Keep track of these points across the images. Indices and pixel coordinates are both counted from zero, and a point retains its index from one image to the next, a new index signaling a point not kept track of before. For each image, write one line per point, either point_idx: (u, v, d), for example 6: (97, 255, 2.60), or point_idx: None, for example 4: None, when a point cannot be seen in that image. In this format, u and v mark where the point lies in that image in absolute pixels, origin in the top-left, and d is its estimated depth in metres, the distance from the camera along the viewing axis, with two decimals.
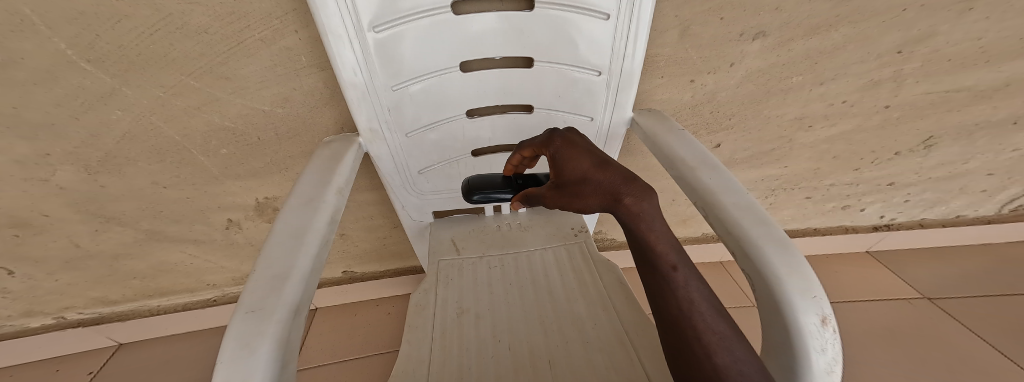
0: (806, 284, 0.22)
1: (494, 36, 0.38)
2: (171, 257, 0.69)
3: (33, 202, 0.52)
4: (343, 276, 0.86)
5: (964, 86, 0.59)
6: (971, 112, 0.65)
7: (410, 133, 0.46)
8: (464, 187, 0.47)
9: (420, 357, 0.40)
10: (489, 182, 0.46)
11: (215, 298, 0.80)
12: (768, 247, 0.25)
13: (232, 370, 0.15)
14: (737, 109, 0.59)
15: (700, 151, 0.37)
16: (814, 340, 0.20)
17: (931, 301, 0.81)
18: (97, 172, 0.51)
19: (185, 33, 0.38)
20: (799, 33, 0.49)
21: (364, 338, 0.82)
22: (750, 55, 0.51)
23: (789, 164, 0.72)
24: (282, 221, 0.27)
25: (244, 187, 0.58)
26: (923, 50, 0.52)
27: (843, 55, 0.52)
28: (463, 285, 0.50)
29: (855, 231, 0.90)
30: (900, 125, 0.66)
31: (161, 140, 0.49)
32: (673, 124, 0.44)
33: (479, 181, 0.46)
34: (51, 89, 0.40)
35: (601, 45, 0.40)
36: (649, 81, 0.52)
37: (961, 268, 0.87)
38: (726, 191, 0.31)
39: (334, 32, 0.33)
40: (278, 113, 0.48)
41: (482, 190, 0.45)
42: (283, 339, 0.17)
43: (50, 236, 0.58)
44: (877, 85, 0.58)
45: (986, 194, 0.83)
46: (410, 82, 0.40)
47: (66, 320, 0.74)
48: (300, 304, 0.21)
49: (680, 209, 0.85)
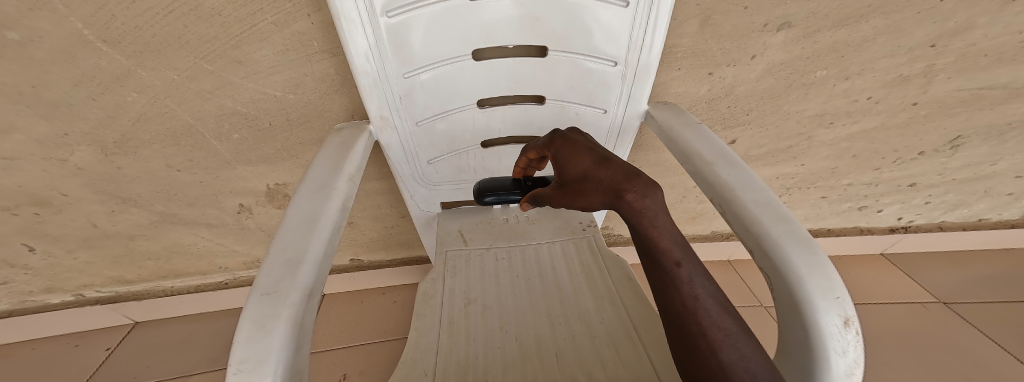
0: (828, 285, 0.21)
1: (508, 25, 0.37)
2: (184, 239, 0.70)
3: (53, 181, 0.54)
4: (351, 263, 0.87)
5: (999, 84, 0.57)
6: (1002, 111, 0.62)
7: (420, 122, 0.45)
8: (477, 189, 0.47)
9: (427, 345, 0.40)
10: (500, 183, 0.46)
11: (226, 281, 0.81)
12: (789, 245, 0.24)
13: (249, 349, 0.15)
14: (756, 105, 0.57)
15: (719, 146, 0.36)
16: (835, 342, 0.20)
17: (947, 305, 0.79)
18: (113, 153, 0.52)
19: (198, 15, 0.38)
20: (826, 24, 0.47)
21: (371, 325, 0.83)
22: (773, 47, 0.49)
23: (805, 162, 0.70)
24: (293, 208, 0.26)
25: (255, 173, 0.59)
26: (958, 43, 0.50)
27: (872, 48, 0.50)
28: (470, 276, 0.51)
29: (870, 233, 0.88)
30: (926, 124, 0.63)
31: (175, 123, 0.49)
32: (689, 117, 0.43)
33: (490, 182, 0.46)
34: (68, 69, 0.40)
35: (617, 34, 0.38)
36: (665, 72, 0.50)
37: (979, 273, 0.85)
38: (745, 187, 0.30)
39: (346, 17, 0.32)
40: (290, 98, 0.48)
41: (494, 191, 0.45)
42: (298, 321, 0.17)
43: (69, 216, 0.59)
44: (906, 80, 0.55)
45: (1011, 197, 0.80)
46: (422, 69, 0.39)
47: (84, 297, 0.76)
48: (313, 289, 0.21)
49: (690, 205, 0.83)
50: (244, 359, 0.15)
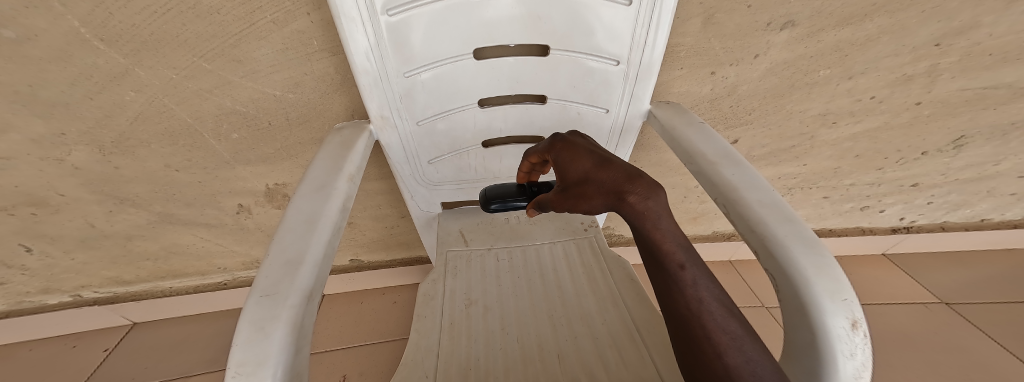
0: (835, 286, 0.21)
1: (510, 24, 0.37)
2: (182, 240, 0.69)
3: (50, 181, 0.53)
4: (351, 264, 0.87)
5: (1003, 83, 0.57)
6: (1006, 111, 0.62)
7: (421, 122, 0.45)
8: (482, 196, 0.46)
9: (428, 347, 0.40)
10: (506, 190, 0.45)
11: (225, 282, 0.80)
12: (794, 246, 0.24)
13: (248, 352, 0.15)
14: (759, 104, 0.57)
15: (722, 145, 0.35)
16: (842, 344, 0.19)
17: (949, 306, 0.79)
18: (111, 153, 0.51)
19: (197, 14, 0.38)
20: (831, 23, 0.46)
21: (371, 325, 0.83)
22: (777, 46, 0.48)
23: (808, 162, 0.70)
24: (293, 209, 0.26)
25: (254, 173, 0.58)
26: (962, 43, 0.50)
27: (875, 47, 0.50)
28: (471, 277, 0.50)
29: (872, 233, 0.88)
30: (929, 124, 0.63)
31: (173, 123, 0.49)
32: (693, 116, 0.42)
33: (495, 190, 0.46)
34: (65, 68, 0.40)
35: (620, 33, 0.38)
36: (668, 72, 0.50)
37: (981, 273, 0.85)
38: (750, 187, 0.30)
39: (346, 15, 0.32)
40: (289, 98, 0.48)
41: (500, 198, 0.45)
42: (298, 323, 0.17)
43: (67, 216, 0.59)
44: (909, 80, 0.55)
45: (1014, 198, 0.80)
46: (423, 68, 0.39)
47: (82, 298, 0.75)
48: (313, 290, 0.20)
49: (691, 206, 0.83)
50: (242, 361, 0.15)
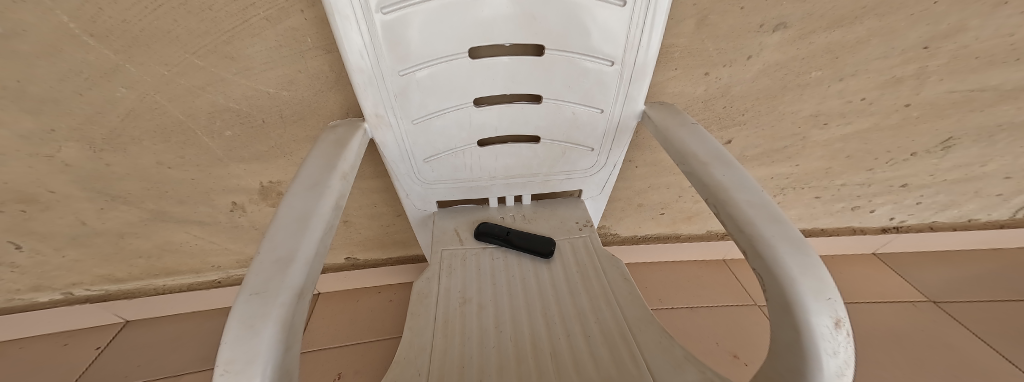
0: (821, 285, 0.22)
1: (505, 23, 0.37)
2: (175, 237, 0.69)
3: (40, 178, 0.53)
4: (346, 262, 0.86)
5: (989, 86, 0.58)
6: (992, 113, 0.63)
7: (416, 120, 0.45)
8: (478, 228, 0.57)
9: (421, 345, 0.40)
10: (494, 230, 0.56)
11: (219, 280, 0.80)
12: (783, 246, 0.24)
13: (235, 350, 0.15)
14: (752, 105, 0.57)
15: (715, 146, 0.36)
16: (826, 342, 0.20)
17: (936, 304, 0.81)
18: (102, 149, 0.51)
19: (188, 10, 0.38)
20: (822, 25, 0.47)
21: (366, 324, 0.83)
22: (769, 47, 0.49)
23: (800, 162, 0.70)
24: (286, 206, 0.26)
25: (248, 170, 0.58)
26: (950, 46, 0.50)
27: (866, 49, 0.51)
28: (466, 275, 0.50)
29: (863, 232, 0.89)
30: (918, 125, 0.64)
31: (165, 119, 0.48)
32: (686, 117, 0.43)
33: (488, 228, 0.56)
34: (54, 63, 0.39)
35: (614, 33, 0.38)
36: (662, 72, 0.50)
37: (968, 272, 0.86)
38: (740, 187, 0.30)
39: (340, 13, 0.32)
40: (283, 96, 0.48)
41: (488, 233, 0.56)
42: (287, 322, 0.17)
43: (57, 213, 0.58)
44: (899, 82, 0.56)
45: (1001, 198, 0.81)
46: (419, 67, 0.39)
47: (74, 296, 0.74)
48: (304, 288, 0.20)
49: (686, 205, 0.83)
50: (231, 359, 0.15)
